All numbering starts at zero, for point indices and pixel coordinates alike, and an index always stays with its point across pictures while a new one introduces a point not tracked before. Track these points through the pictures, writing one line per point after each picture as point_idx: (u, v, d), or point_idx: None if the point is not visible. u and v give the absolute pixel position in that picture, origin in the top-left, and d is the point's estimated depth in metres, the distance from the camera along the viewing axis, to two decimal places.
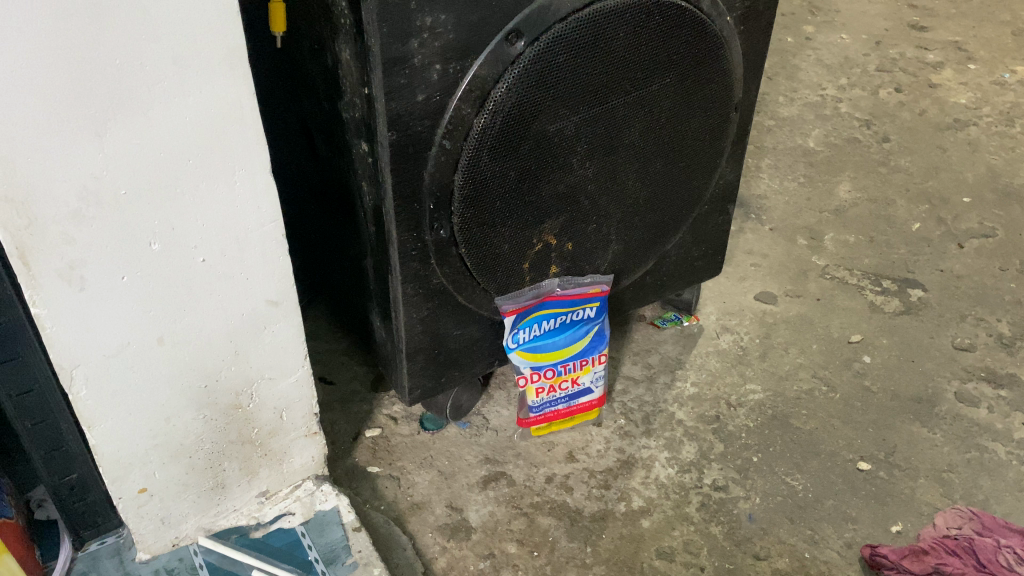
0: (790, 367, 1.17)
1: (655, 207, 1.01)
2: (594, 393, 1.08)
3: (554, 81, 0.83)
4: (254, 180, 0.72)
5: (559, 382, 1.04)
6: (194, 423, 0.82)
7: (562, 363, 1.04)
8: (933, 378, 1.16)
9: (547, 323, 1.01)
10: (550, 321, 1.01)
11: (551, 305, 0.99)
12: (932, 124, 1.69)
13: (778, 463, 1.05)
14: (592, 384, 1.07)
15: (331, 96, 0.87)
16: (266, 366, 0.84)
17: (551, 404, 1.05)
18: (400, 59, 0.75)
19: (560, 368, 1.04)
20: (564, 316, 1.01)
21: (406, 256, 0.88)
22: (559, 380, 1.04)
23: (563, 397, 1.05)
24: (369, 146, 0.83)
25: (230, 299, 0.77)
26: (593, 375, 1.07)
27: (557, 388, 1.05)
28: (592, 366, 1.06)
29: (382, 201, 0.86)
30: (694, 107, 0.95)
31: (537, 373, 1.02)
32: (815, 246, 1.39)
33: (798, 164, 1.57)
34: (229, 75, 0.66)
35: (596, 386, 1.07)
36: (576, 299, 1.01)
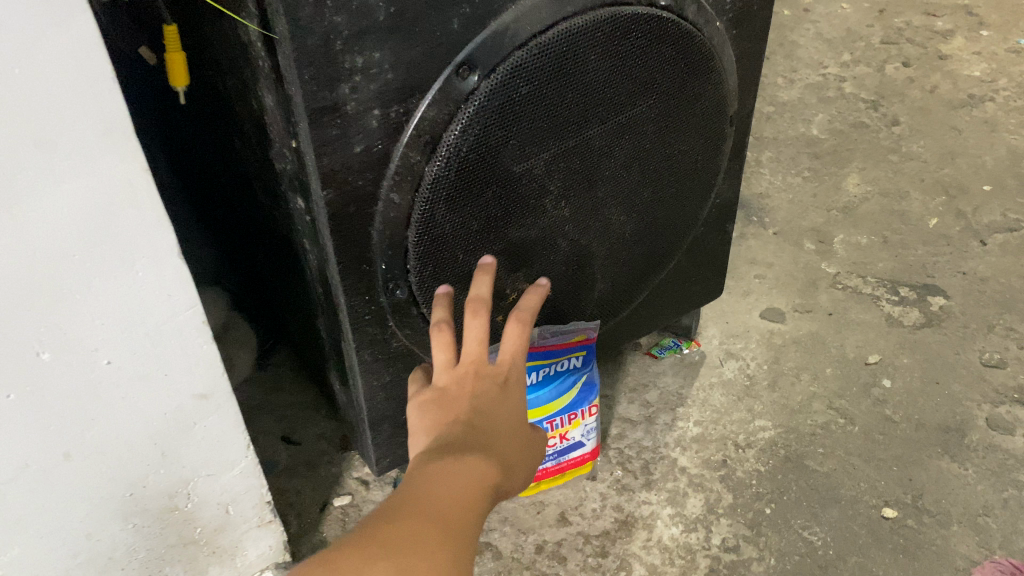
0: (802, 398, 1.06)
1: (645, 239, 0.89)
2: (586, 446, 0.97)
3: (519, 116, 0.70)
4: (161, 267, 0.61)
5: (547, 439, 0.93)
6: (123, 534, 0.71)
7: (548, 419, 0.92)
8: (962, 402, 1.05)
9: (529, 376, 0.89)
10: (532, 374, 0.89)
11: (531, 357, 0.88)
12: (944, 102, 1.56)
13: (794, 514, 0.94)
14: (583, 437, 0.96)
15: (261, 143, 0.75)
16: (203, 462, 0.73)
17: None
18: (329, 107, 0.63)
19: (545, 424, 0.93)
20: (547, 367, 0.90)
21: (360, 322, 0.77)
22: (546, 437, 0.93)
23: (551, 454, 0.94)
24: (305, 204, 0.71)
25: (148, 400, 0.66)
26: (584, 428, 0.96)
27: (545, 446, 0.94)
28: (582, 420, 0.95)
29: (325, 263, 0.74)
30: (683, 128, 0.83)
31: None
32: (824, 251, 1.27)
33: (802, 156, 1.45)
34: (113, 153, 0.54)
35: (588, 439, 0.96)
36: (558, 347, 0.89)
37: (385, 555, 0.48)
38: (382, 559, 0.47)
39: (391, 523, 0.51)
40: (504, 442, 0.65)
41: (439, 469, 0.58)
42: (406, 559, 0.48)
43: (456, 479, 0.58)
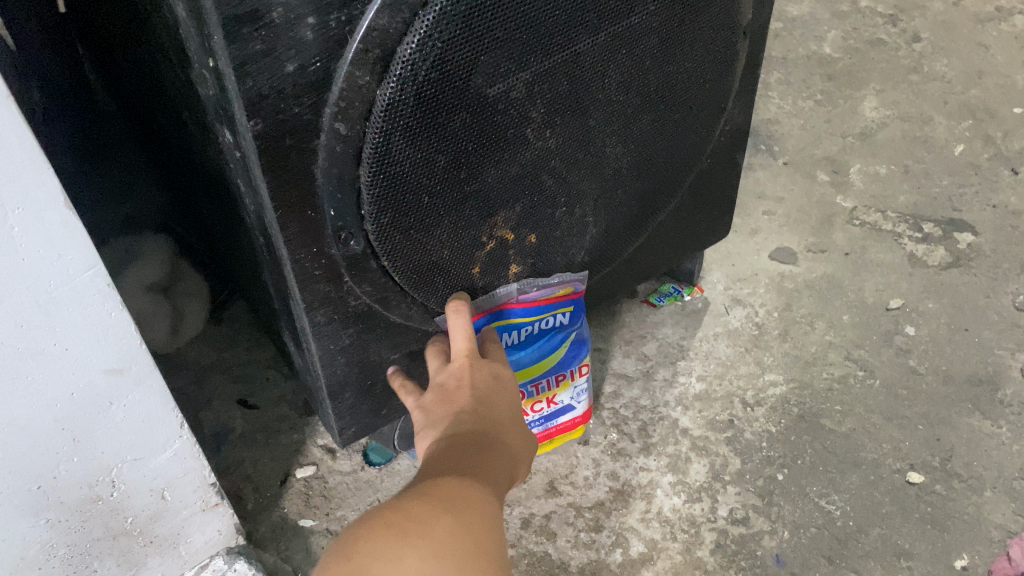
0: (817, 349, 0.96)
1: (643, 173, 0.77)
2: (577, 409, 0.87)
3: (493, 25, 0.56)
4: (43, 222, 0.49)
5: (531, 404, 0.83)
6: (33, 531, 0.61)
7: (533, 381, 0.82)
8: (994, 352, 0.95)
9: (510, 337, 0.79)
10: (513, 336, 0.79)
11: (512, 317, 0.78)
12: (970, 16, 1.42)
13: (809, 481, 0.84)
14: (573, 401, 0.86)
15: (181, 64, 0.62)
16: (127, 446, 0.62)
17: None
18: (249, 13, 0.49)
19: (531, 388, 0.83)
20: (530, 327, 0.80)
21: (309, 278, 0.65)
22: (531, 401, 0.83)
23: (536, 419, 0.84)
24: (233, 137, 0.58)
25: (46, 379, 0.55)
26: (574, 390, 0.86)
27: (530, 411, 0.84)
28: (572, 381, 0.85)
29: (262, 209, 0.62)
30: (690, 40, 0.70)
31: None
32: (839, 183, 1.15)
33: (814, 77, 1.31)
34: None
35: (579, 402, 0.87)
36: (543, 305, 0.79)
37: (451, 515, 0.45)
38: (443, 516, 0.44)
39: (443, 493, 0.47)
40: (514, 437, 0.63)
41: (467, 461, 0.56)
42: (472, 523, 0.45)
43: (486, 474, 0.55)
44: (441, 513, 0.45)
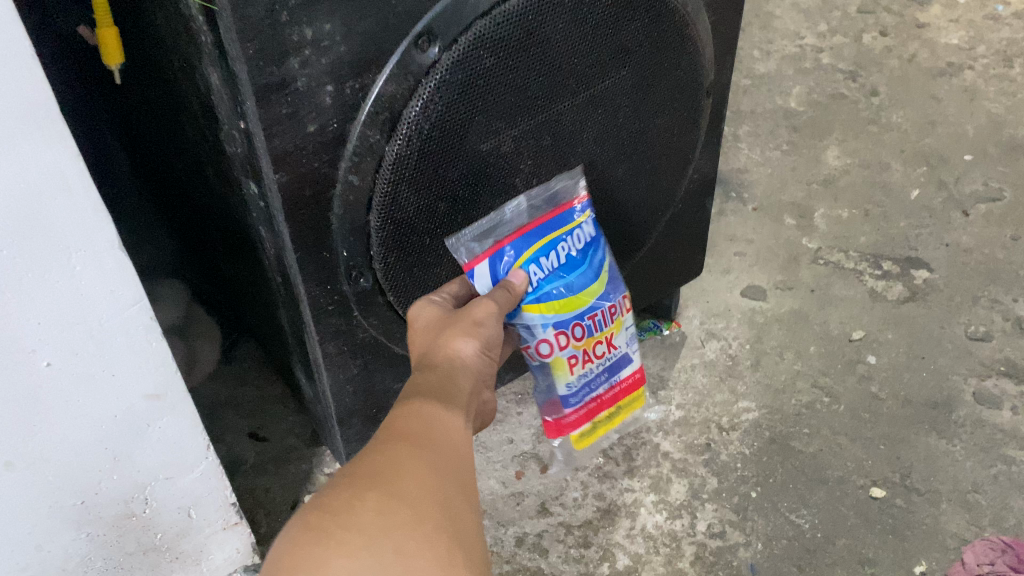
0: (786, 377, 1.04)
1: (621, 217, 0.86)
2: (633, 360, 0.87)
3: (484, 90, 0.65)
4: (97, 261, 0.56)
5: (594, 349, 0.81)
6: (74, 543, 0.67)
7: (589, 314, 0.79)
8: (948, 377, 1.03)
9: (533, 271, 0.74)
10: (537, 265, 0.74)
11: (522, 247, 0.74)
12: (923, 71, 1.53)
13: (780, 497, 0.92)
14: (628, 347, 0.85)
15: (210, 125, 0.70)
16: (160, 466, 0.69)
17: (586, 384, 0.83)
18: (278, 83, 0.57)
19: (588, 323, 0.79)
20: (559, 246, 0.76)
21: (323, 312, 0.72)
22: (592, 344, 0.81)
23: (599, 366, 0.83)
24: (258, 188, 0.67)
25: (96, 402, 0.62)
26: (626, 333, 0.85)
27: (592, 357, 0.81)
28: (623, 320, 0.84)
29: (282, 251, 0.69)
30: (658, 99, 0.79)
31: (563, 332, 0.77)
32: (804, 226, 1.24)
33: (780, 129, 1.42)
34: (34, 138, 0.49)
35: (632, 350, 0.86)
36: (551, 223, 0.75)
37: (392, 509, 0.41)
38: (381, 498, 0.41)
39: (388, 476, 0.43)
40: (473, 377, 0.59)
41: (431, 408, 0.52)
42: (416, 514, 0.41)
43: (441, 443, 0.49)
44: (381, 503, 0.41)
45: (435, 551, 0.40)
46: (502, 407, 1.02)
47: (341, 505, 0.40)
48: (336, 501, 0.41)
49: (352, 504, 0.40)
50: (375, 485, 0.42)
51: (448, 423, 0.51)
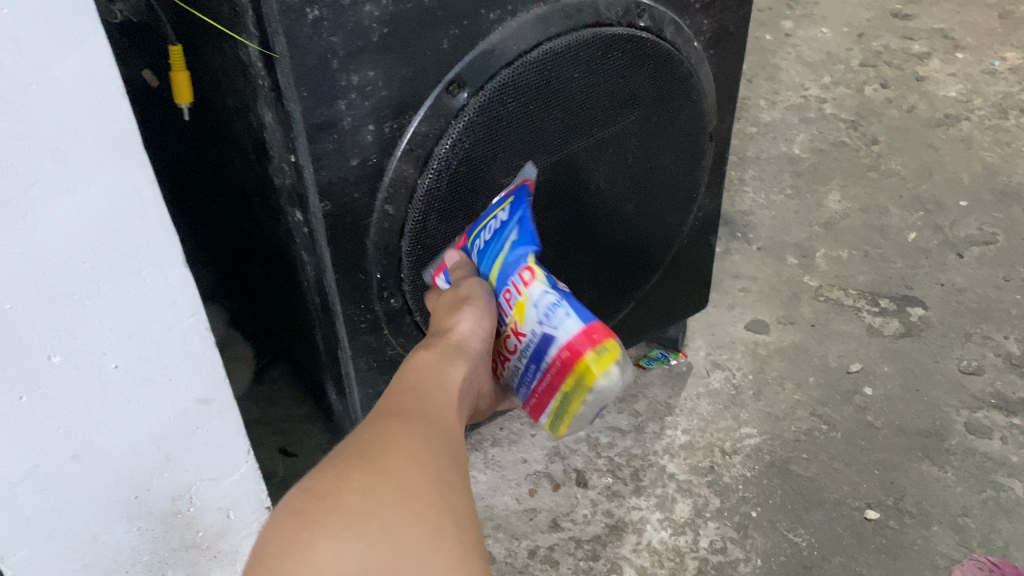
0: (786, 406, 1.10)
1: (631, 250, 0.93)
2: (558, 334, 0.68)
3: (505, 131, 0.73)
4: (165, 275, 0.64)
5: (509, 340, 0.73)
6: (127, 537, 0.74)
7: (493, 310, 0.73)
8: (941, 409, 1.09)
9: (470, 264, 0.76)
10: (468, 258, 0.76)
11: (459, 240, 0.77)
12: (922, 121, 1.61)
13: (779, 517, 0.97)
14: (541, 325, 0.69)
15: (259, 159, 0.77)
16: (205, 466, 0.76)
17: (523, 379, 0.73)
18: (327, 122, 0.65)
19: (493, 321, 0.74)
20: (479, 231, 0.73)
21: (356, 329, 0.79)
22: (502, 342, 0.74)
23: (520, 358, 0.72)
24: (303, 216, 0.74)
25: (155, 403, 0.69)
26: (537, 308, 0.69)
27: (509, 353, 0.74)
28: (523, 296, 0.70)
29: (322, 273, 0.77)
30: (664, 142, 0.87)
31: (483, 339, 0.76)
32: (806, 265, 1.31)
33: (784, 174, 1.49)
34: (122, 165, 0.57)
35: (551, 325, 0.69)
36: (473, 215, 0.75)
37: (377, 487, 0.45)
38: (366, 478, 0.45)
39: (372, 455, 0.47)
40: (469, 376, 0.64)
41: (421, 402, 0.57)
42: (401, 489, 0.45)
43: (425, 424, 0.53)
44: (366, 482, 0.45)
45: (424, 523, 0.43)
46: (516, 429, 1.08)
47: (328, 489, 0.44)
48: (323, 485, 0.45)
49: (337, 485, 0.44)
50: (358, 465, 0.46)
51: (435, 413, 0.56)
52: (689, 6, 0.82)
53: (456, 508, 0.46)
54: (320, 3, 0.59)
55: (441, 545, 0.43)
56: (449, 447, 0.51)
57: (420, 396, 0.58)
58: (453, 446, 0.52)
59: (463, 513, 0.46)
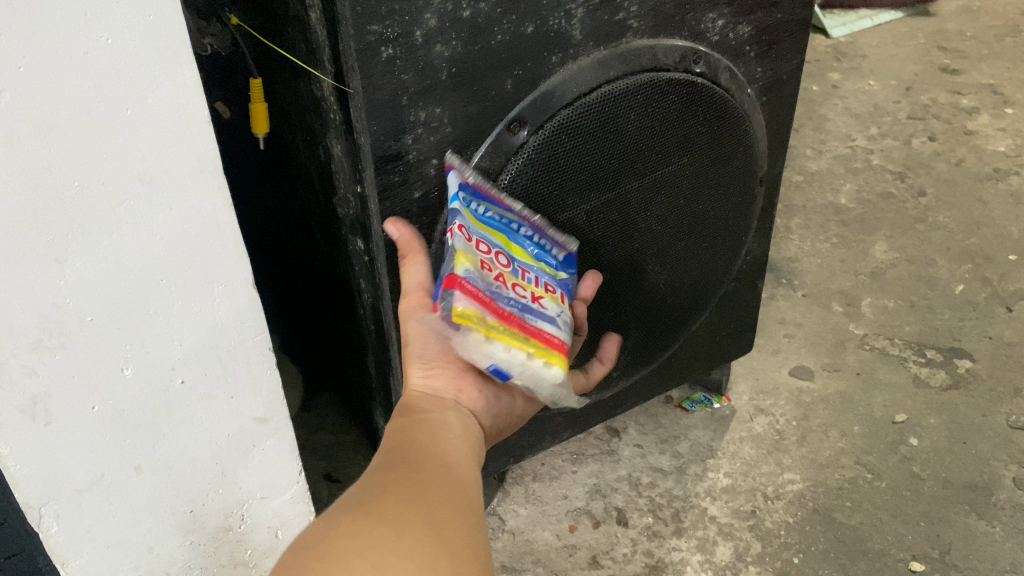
0: (830, 453, 1.09)
1: (680, 290, 0.94)
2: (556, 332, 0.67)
3: (563, 168, 0.75)
4: (235, 295, 0.67)
5: (512, 284, 0.66)
6: (180, 550, 0.76)
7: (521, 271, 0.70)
8: (988, 463, 1.07)
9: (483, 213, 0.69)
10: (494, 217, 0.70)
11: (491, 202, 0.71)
12: (970, 175, 1.61)
13: (822, 565, 0.96)
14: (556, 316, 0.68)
15: (325, 189, 0.80)
16: (257, 484, 0.78)
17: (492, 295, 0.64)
18: (394, 155, 0.67)
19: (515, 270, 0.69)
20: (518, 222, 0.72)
21: (408, 356, 0.81)
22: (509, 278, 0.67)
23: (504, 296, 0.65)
24: (365, 245, 0.77)
25: (216, 420, 0.71)
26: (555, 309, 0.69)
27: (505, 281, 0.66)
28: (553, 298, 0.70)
29: (379, 300, 0.79)
30: (716, 184, 0.88)
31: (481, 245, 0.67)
32: (851, 314, 1.31)
33: (830, 223, 1.50)
34: (203, 188, 0.60)
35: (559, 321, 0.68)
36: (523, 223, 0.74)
37: (366, 530, 0.42)
38: (370, 522, 0.42)
39: (367, 501, 0.44)
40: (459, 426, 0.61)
41: (420, 445, 0.54)
42: (400, 525, 0.43)
43: (425, 467, 0.50)
44: (357, 526, 0.42)
45: (417, 561, 0.41)
46: (558, 465, 1.09)
47: (318, 539, 0.41)
48: (313, 535, 0.42)
49: (329, 533, 0.42)
50: (349, 509, 0.43)
51: (430, 455, 0.53)
52: (743, 53, 0.84)
53: (454, 548, 0.43)
54: (394, 43, 0.62)
55: None
56: (450, 491, 0.48)
57: (425, 438, 0.56)
58: (457, 490, 0.49)
59: (462, 554, 0.43)
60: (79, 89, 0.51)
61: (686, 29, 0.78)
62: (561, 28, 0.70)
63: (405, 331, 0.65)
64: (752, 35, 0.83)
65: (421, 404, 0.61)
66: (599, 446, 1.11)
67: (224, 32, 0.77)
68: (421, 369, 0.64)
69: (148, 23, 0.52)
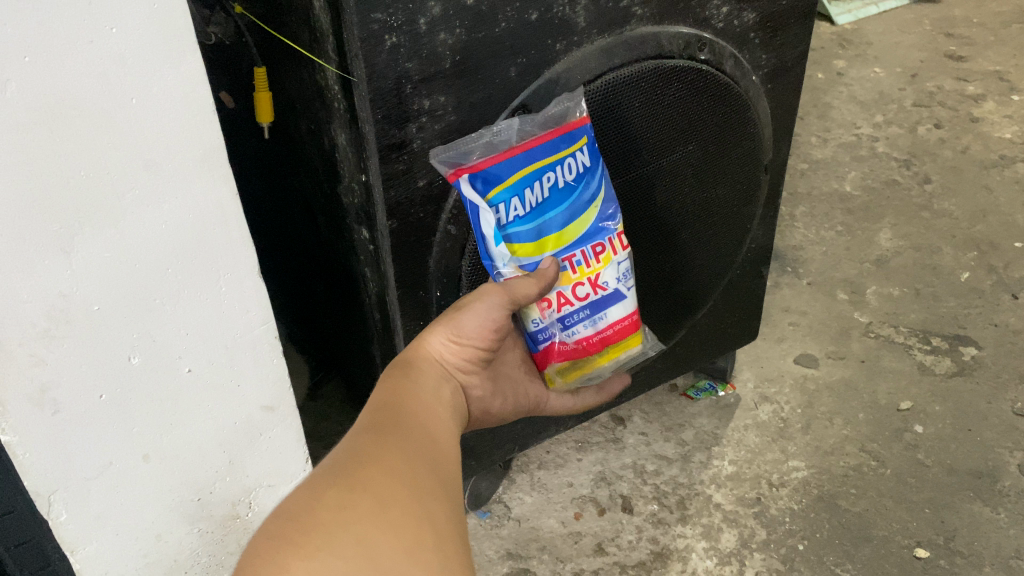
0: (835, 441, 1.09)
1: (684, 279, 0.94)
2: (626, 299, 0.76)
3: None
4: (241, 284, 0.67)
5: (572, 290, 0.72)
6: (188, 537, 0.76)
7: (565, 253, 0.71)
8: (993, 450, 1.07)
9: (512, 205, 0.67)
10: (521, 197, 0.67)
11: (517, 167, 0.67)
12: (976, 162, 1.60)
13: (827, 552, 0.96)
14: (619, 284, 0.75)
15: (330, 178, 0.80)
16: (264, 473, 0.79)
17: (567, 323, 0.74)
18: (397, 144, 0.67)
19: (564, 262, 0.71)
20: (548, 176, 0.68)
21: None
22: (573, 282, 0.72)
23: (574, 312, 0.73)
24: (370, 234, 0.77)
25: (223, 409, 0.72)
26: (617, 269, 0.74)
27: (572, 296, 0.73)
28: (614, 255, 0.74)
29: (385, 289, 0.79)
30: (721, 171, 0.88)
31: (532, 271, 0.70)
32: (856, 302, 1.31)
33: (835, 211, 1.49)
34: (209, 177, 0.61)
35: (625, 287, 0.75)
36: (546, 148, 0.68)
37: (352, 503, 0.42)
38: (356, 495, 0.42)
39: (353, 469, 0.44)
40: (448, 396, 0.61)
41: (412, 410, 0.54)
42: (387, 498, 0.43)
43: (414, 436, 0.50)
44: (343, 499, 0.42)
45: (403, 535, 0.41)
46: (563, 453, 1.09)
47: (302, 508, 0.41)
48: (298, 505, 0.42)
49: (313, 504, 0.42)
50: (335, 480, 0.43)
51: (419, 423, 0.52)
52: (748, 40, 0.84)
53: (438, 522, 0.43)
54: (398, 31, 0.61)
55: (421, 556, 0.41)
56: (437, 467, 0.48)
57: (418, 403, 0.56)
58: (442, 465, 0.49)
59: (447, 529, 0.43)
60: (84, 78, 0.51)
61: (691, 15, 0.78)
62: (565, 15, 0.69)
63: (466, 301, 0.66)
64: (757, 21, 0.83)
65: (424, 369, 0.61)
66: (603, 434, 1.11)
67: (228, 21, 0.79)
68: (445, 338, 0.64)
69: (153, 13, 0.52)
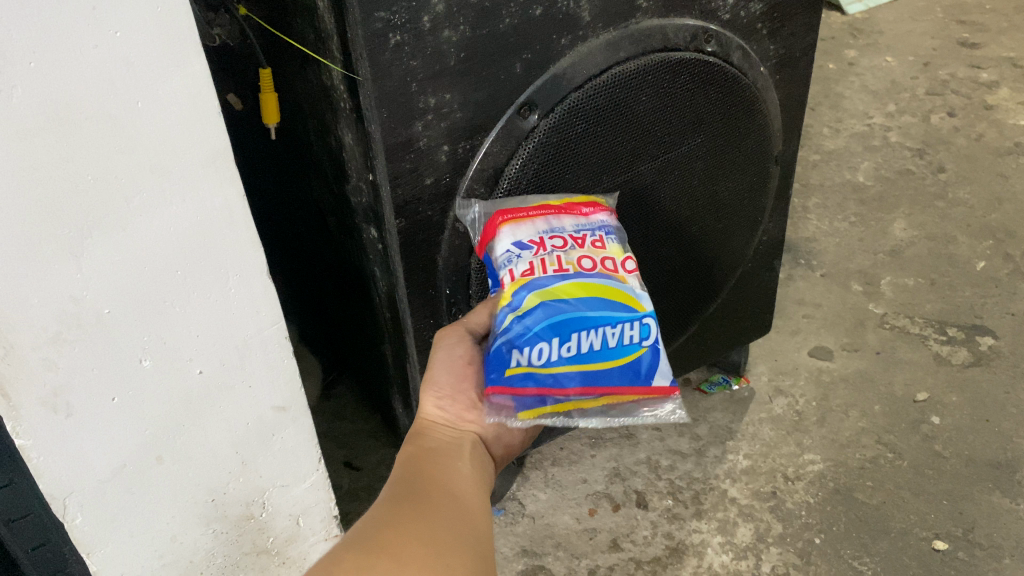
0: (851, 433, 1.08)
1: (695, 273, 0.93)
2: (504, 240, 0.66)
3: (574, 151, 0.75)
4: (251, 284, 0.67)
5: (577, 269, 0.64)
6: (203, 539, 0.76)
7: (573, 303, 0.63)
8: (1012, 440, 1.06)
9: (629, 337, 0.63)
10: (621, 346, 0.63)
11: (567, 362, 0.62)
12: (990, 150, 1.59)
13: (844, 545, 0.96)
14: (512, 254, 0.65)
15: (338, 178, 0.80)
16: (278, 473, 0.79)
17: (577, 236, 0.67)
18: (403, 143, 0.67)
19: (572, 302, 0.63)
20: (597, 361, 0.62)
21: (424, 341, 0.82)
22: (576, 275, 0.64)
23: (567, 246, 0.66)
24: (378, 233, 0.77)
25: (235, 411, 0.72)
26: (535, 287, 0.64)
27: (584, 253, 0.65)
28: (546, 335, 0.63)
29: (394, 288, 0.79)
30: (732, 163, 0.88)
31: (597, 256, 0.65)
32: (871, 293, 1.30)
33: (848, 202, 1.48)
34: (216, 179, 0.61)
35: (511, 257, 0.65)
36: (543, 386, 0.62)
37: (369, 565, 0.45)
38: (374, 559, 0.46)
39: (373, 535, 0.48)
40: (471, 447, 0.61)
41: (430, 475, 0.55)
42: (403, 558, 0.46)
43: (436, 496, 0.53)
44: (360, 562, 0.45)
45: None
46: (577, 449, 1.09)
47: None
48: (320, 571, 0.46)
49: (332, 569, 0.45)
50: (356, 545, 0.47)
51: (439, 479, 0.55)
52: (756, 31, 0.83)
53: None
54: (402, 29, 0.61)
55: None
56: (459, 519, 0.51)
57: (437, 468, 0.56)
58: (464, 516, 0.52)
59: None
60: (89, 81, 0.51)
61: (697, 7, 0.77)
62: (569, 10, 0.69)
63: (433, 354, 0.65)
64: (764, 11, 0.82)
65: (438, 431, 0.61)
66: (617, 430, 1.11)
67: (232, 24, 0.78)
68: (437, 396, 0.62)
69: (156, 15, 0.52)
